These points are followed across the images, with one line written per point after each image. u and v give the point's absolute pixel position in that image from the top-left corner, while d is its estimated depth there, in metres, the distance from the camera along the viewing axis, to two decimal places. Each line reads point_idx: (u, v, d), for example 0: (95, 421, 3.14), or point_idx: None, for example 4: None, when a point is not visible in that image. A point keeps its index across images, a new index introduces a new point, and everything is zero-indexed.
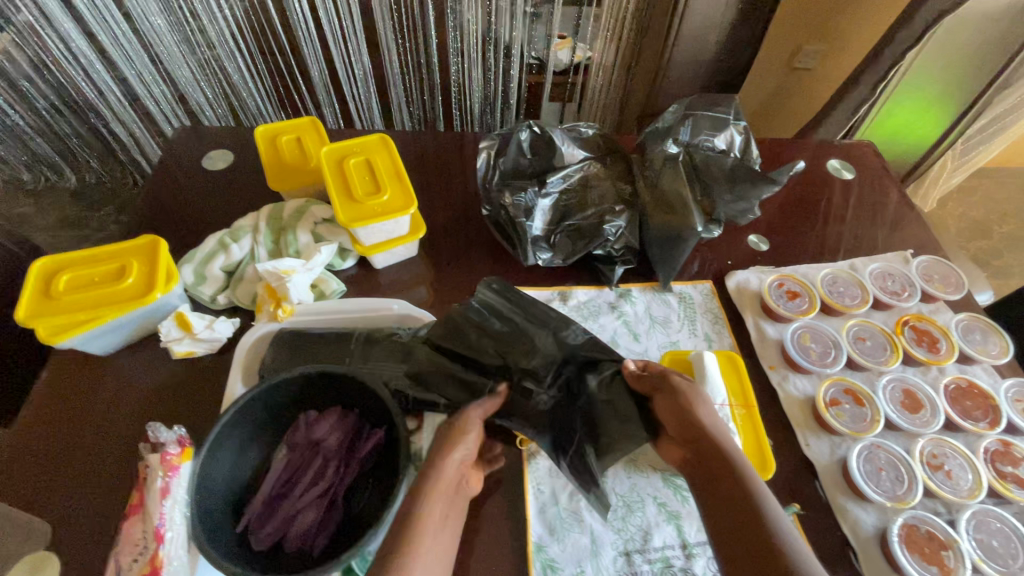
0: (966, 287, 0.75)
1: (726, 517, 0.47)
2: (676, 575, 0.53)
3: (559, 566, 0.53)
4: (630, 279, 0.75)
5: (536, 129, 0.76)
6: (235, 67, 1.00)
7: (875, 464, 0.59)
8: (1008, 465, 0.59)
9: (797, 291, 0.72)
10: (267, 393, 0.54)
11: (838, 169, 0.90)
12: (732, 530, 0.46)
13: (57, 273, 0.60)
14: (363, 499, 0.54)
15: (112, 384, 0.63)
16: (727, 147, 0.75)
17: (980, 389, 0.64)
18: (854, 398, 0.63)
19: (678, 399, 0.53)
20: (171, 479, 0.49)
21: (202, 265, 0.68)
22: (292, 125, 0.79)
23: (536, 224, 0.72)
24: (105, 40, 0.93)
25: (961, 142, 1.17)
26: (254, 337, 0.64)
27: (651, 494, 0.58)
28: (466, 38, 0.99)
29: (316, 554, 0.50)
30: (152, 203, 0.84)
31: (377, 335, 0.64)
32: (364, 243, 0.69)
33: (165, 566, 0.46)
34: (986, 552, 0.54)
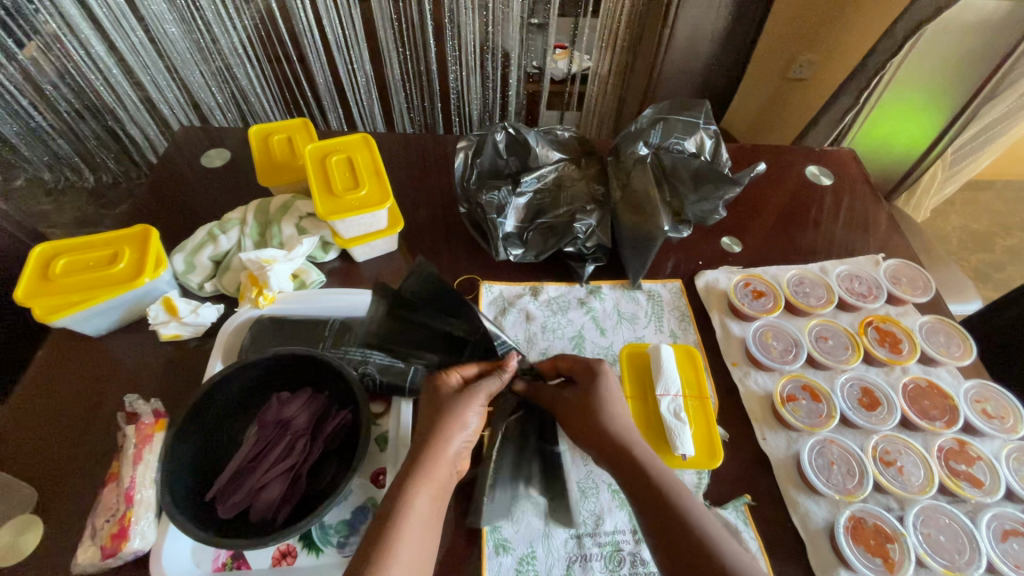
0: (934, 290, 0.76)
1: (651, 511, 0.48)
2: (624, 559, 0.55)
3: (511, 546, 0.55)
4: (601, 276, 0.77)
5: (511, 131, 0.79)
6: (245, 74, 1.04)
7: (827, 458, 0.60)
8: (961, 464, 0.60)
9: (762, 290, 0.74)
10: (241, 371, 0.58)
11: (817, 175, 0.91)
12: (659, 523, 0.48)
13: (55, 258, 0.65)
14: (327, 476, 0.56)
15: (103, 363, 0.67)
16: (697, 150, 0.77)
17: (939, 389, 0.66)
18: (810, 394, 0.65)
19: (589, 394, 0.57)
20: (143, 446, 0.55)
21: (192, 254, 0.72)
22: (284, 126, 0.84)
23: (509, 221, 0.76)
24: (123, 47, 0.97)
25: (952, 152, 1.18)
26: (237, 321, 0.68)
27: (605, 481, 0.60)
28: (464, 47, 1.02)
29: (278, 525, 0.53)
30: (155, 199, 0.89)
31: (350, 323, 0.68)
32: (344, 236, 0.72)
33: (133, 524, 0.51)
34: (933, 547, 0.54)
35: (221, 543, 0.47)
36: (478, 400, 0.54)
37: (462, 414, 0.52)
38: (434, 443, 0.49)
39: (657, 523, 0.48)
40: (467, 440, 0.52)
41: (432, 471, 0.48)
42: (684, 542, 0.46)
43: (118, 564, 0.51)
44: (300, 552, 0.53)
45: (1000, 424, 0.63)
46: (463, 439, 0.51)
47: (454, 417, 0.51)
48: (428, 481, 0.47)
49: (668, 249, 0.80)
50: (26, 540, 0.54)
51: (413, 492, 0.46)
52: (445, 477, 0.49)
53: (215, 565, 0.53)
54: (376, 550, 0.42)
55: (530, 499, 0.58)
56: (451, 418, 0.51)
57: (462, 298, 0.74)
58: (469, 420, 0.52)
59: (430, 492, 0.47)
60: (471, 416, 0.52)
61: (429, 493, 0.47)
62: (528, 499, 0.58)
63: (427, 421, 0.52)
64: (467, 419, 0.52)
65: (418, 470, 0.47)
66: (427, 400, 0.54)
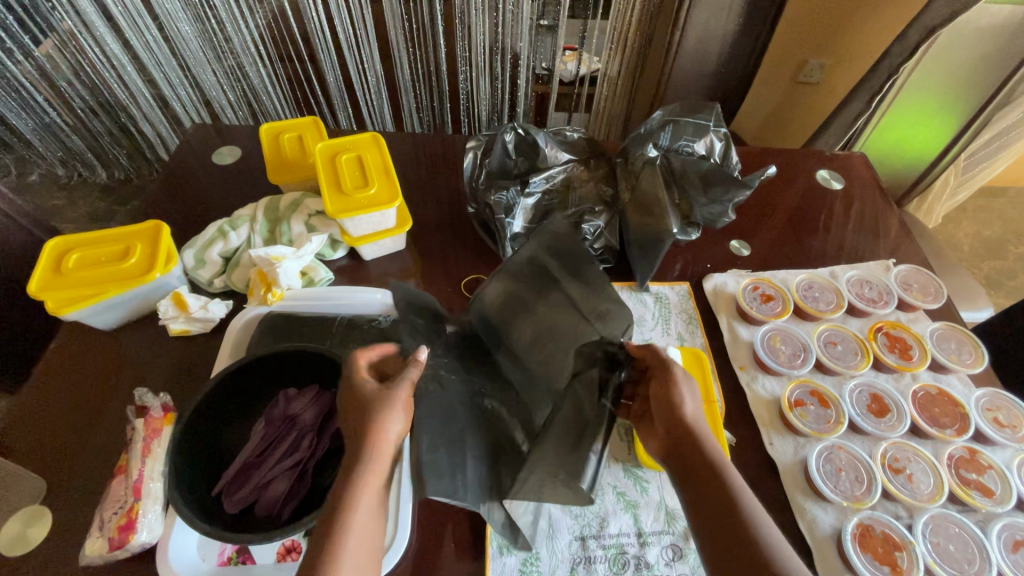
0: (945, 296, 0.75)
1: (707, 508, 0.45)
2: (628, 562, 0.55)
3: (515, 546, 0.55)
4: (609, 278, 0.77)
5: (520, 131, 0.78)
6: (256, 73, 1.05)
7: (835, 464, 0.59)
8: (972, 472, 0.59)
9: (771, 294, 0.74)
10: (250, 367, 0.59)
11: (827, 179, 0.90)
12: (715, 522, 0.44)
13: (68, 252, 0.65)
14: (334, 473, 0.57)
15: (113, 357, 0.67)
16: (707, 152, 0.77)
17: (950, 397, 0.65)
18: (819, 400, 0.64)
19: (668, 386, 0.53)
20: (152, 439, 0.55)
21: (202, 250, 0.73)
22: (295, 124, 0.85)
23: (517, 221, 0.76)
24: (138, 46, 0.98)
25: (964, 157, 1.17)
26: (245, 318, 0.68)
27: (610, 483, 0.59)
28: (475, 47, 1.02)
29: (283, 520, 0.53)
30: (167, 196, 0.90)
31: (357, 321, 0.68)
32: (352, 234, 0.73)
33: (141, 517, 0.51)
34: (942, 556, 0.54)
35: (226, 538, 0.47)
36: (403, 397, 0.50)
37: (389, 410, 0.48)
38: (370, 436, 0.46)
39: (711, 520, 0.45)
40: (400, 434, 0.49)
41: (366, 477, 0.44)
42: (737, 543, 0.43)
43: (124, 556, 0.52)
44: (305, 548, 0.54)
45: (1012, 433, 0.62)
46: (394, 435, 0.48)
47: (386, 409, 0.48)
48: (370, 474, 0.44)
49: (676, 251, 0.80)
50: (35, 530, 0.54)
51: (356, 488, 0.43)
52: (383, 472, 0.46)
53: (220, 559, 0.53)
54: (323, 547, 0.40)
55: None
56: (378, 413, 0.48)
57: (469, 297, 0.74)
58: (392, 414, 0.48)
59: (372, 488, 0.44)
60: (400, 412, 0.49)
61: (374, 491, 0.44)
62: None
63: (359, 415, 0.49)
64: (394, 413, 0.48)
65: (359, 466, 0.45)
66: (348, 396, 0.51)
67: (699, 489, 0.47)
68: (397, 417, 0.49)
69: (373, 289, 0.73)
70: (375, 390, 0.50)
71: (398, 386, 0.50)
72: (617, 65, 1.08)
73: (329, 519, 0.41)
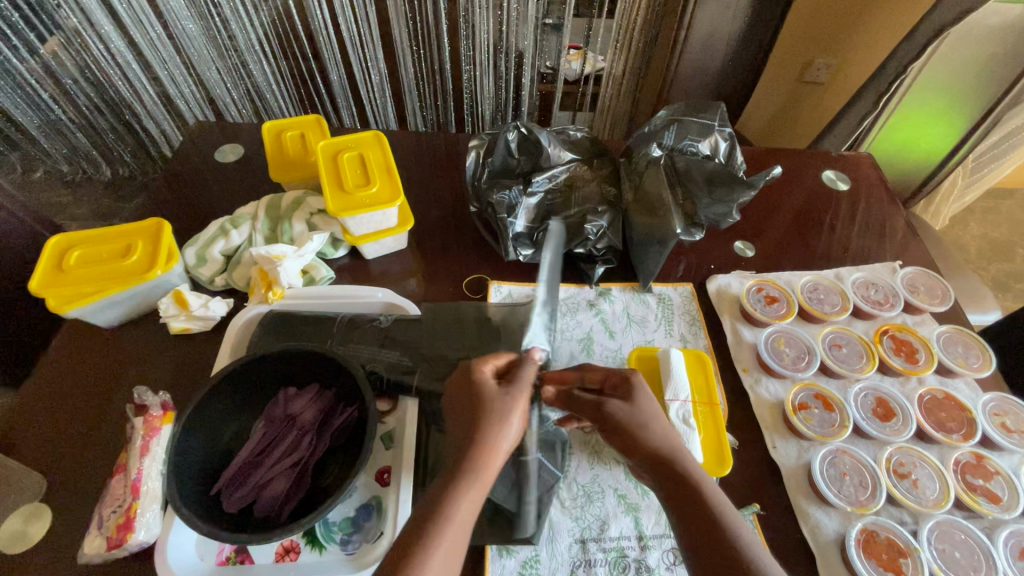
0: (952, 299, 0.74)
1: (696, 529, 0.46)
2: (629, 565, 0.54)
3: (515, 549, 0.55)
4: (612, 279, 0.76)
5: (523, 130, 0.78)
6: (260, 70, 1.05)
7: (839, 469, 0.59)
8: (978, 478, 0.58)
9: (775, 296, 0.73)
10: (250, 366, 0.58)
11: (833, 180, 0.89)
12: (703, 542, 0.45)
13: (70, 249, 0.65)
14: (333, 473, 0.56)
15: (114, 355, 0.67)
16: (712, 152, 0.76)
17: (956, 401, 0.64)
18: (823, 403, 0.63)
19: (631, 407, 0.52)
20: (151, 438, 0.55)
21: (203, 248, 0.73)
22: (297, 122, 0.84)
23: (519, 221, 0.75)
24: (142, 43, 0.98)
25: (972, 158, 1.15)
26: (245, 317, 0.67)
27: (612, 486, 0.59)
28: (479, 46, 1.02)
29: (282, 521, 0.53)
30: (170, 194, 0.90)
31: (358, 320, 0.68)
32: (354, 233, 0.73)
33: (139, 516, 0.51)
34: (948, 563, 0.53)
35: (225, 537, 0.47)
36: (523, 399, 0.49)
37: (507, 412, 0.48)
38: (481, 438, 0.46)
39: (701, 541, 0.45)
40: (512, 440, 0.48)
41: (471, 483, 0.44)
42: (729, 565, 0.43)
43: (123, 555, 0.52)
44: (303, 549, 0.53)
45: (1020, 438, 0.61)
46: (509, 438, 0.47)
47: (498, 411, 0.47)
48: (472, 480, 0.44)
49: (679, 252, 0.79)
50: (36, 528, 0.54)
51: (457, 496, 0.43)
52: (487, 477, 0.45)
53: (219, 559, 0.53)
54: (418, 550, 0.40)
55: None
56: (494, 413, 0.47)
57: (471, 297, 0.74)
58: (510, 417, 0.48)
59: (473, 493, 0.44)
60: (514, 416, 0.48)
61: (473, 496, 0.44)
62: None
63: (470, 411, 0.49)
64: (511, 418, 0.48)
65: (466, 471, 0.44)
66: (467, 392, 0.50)
67: (683, 511, 0.47)
68: (513, 423, 0.48)
69: (374, 289, 0.72)
70: (496, 390, 0.49)
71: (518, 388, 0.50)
72: (621, 64, 1.07)
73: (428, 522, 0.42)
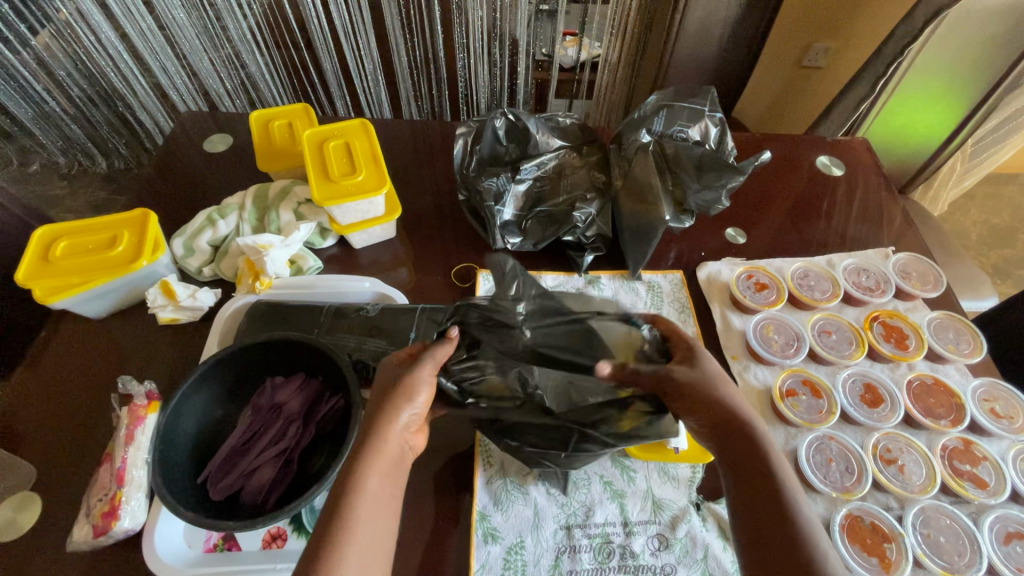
0: (945, 284, 0.73)
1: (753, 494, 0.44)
2: (613, 551, 0.54)
3: (500, 535, 0.55)
4: (601, 267, 0.76)
5: (510, 117, 0.78)
6: (253, 60, 1.04)
7: (825, 455, 0.58)
8: (966, 464, 0.58)
9: (765, 283, 0.73)
10: (236, 356, 0.58)
11: (827, 166, 0.88)
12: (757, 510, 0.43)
13: (56, 241, 0.65)
14: (318, 462, 0.57)
15: (104, 345, 0.67)
16: (702, 138, 0.75)
17: (945, 387, 0.64)
18: (811, 390, 0.63)
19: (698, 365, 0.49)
20: (135, 427, 0.55)
21: (191, 239, 0.72)
22: (285, 111, 0.84)
23: (507, 209, 0.74)
24: (132, 34, 0.97)
25: (972, 143, 1.14)
26: (233, 307, 0.68)
27: (597, 473, 0.59)
28: (472, 33, 1.00)
29: (268, 508, 0.53)
30: (163, 186, 0.89)
31: (346, 309, 0.67)
32: (341, 222, 0.72)
33: (124, 504, 0.52)
34: (932, 548, 0.53)
35: (210, 524, 0.47)
36: (427, 380, 0.48)
37: (406, 393, 0.47)
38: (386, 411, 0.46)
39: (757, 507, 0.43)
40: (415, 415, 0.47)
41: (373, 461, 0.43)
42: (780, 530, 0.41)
43: (111, 542, 0.52)
44: (290, 536, 0.54)
45: (1009, 424, 0.61)
46: (409, 414, 0.47)
47: (404, 388, 0.47)
48: (377, 453, 0.43)
49: (670, 240, 0.79)
50: (26, 516, 0.55)
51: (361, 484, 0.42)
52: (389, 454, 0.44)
53: (206, 546, 0.53)
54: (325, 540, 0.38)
55: (521, 488, 0.58)
56: (398, 390, 0.47)
57: (459, 286, 0.74)
58: (415, 394, 0.47)
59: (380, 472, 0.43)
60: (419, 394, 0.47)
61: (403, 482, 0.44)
62: (519, 487, 0.58)
63: (376, 399, 0.48)
64: (411, 397, 0.47)
65: (366, 449, 0.43)
66: (374, 389, 0.49)
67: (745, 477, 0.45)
68: (415, 404, 0.47)
69: (362, 278, 0.73)
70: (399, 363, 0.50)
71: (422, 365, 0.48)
72: (617, 51, 1.05)
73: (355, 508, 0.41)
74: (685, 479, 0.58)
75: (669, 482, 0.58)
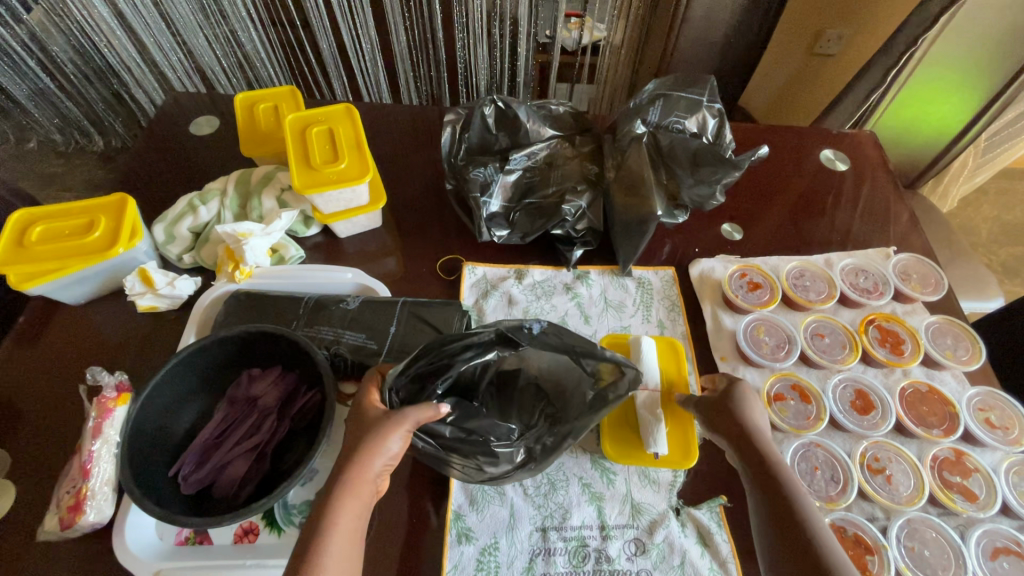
0: (946, 288, 0.71)
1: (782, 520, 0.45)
2: (588, 555, 0.53)
3: (474, 535, 0.54)
4: (591, 261, 0.74)
5: (500, 105, 0.74)
6: (249, 38, 1.01)
7: (811, 463, 0.57)
8: (956, 475, 0.57)
9: (759, 282, 0.70)
10: (210, 348, 0.57)
11: (831, 160, 0.85)
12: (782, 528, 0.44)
13: (31, 226, 0.64)
14: (292, 457, 0.56)
15: (83, 331, 0.67)
16: (699, 130, 0.71)
17: (939, 395, 0.62)
18: (800, 395, 0.61)
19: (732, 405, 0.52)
20: (103, 419, 0.54)
21: (172, 225, 0.71)
22: (271, 94, 0.81)
23: (494, 201, 0.72)
24: (126, 10, 0.94)
25: (985, 138, 1.10)
26: (212, 296, 0.67)
27: (576, 474, 0.58)
28: (471, 14, 0.97)
29: (240, 502, 0.53)
30: (150, 168, 0.87)
31: (326, 299, 0.65)
32: (323, 211, 0.70)
33: (89, 498, 0.51)
34: (914, 561, 0.52)
35: (178, 520, 0.46)
36: (405, 426, 0.47)
37: (378, 440, 0.45)
38: (352, 468, 0.44)
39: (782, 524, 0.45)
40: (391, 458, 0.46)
41: (350, 492, 0.43)
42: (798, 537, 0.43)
43: (78, 533, 0.52)
44: (262, 530, 0.53)
45: (1004, 435, 0.59)
46: (385, 461, 0.46)
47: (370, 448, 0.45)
48: (351, 496, 0.43)
49: (664, 234, 0.76)
50: None
51: (339, 506, 0.42)
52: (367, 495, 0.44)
53: (178, 539, 0.53)
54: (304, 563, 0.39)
55: (497, 489, 0.57)
56: (368, 439, 0.46)
57: (444, 279, 0.72)
58: (390, 440, 0.46)
59: (354, 507, 0.43)
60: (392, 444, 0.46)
61: (355, 510, 0.43)
62: (496, 487, 0.57)
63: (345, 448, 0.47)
64: (387, 442, 0.46)
65: (340, 484, 0.44)
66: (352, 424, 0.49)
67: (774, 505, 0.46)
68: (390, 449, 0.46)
69: (344, 269, 0.71)
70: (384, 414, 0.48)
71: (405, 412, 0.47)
72: (621, 34, 1.02)
73: (314, 525, 0.41)
74: (665, 483, 0.57)
75: (649, 486, 0.57)
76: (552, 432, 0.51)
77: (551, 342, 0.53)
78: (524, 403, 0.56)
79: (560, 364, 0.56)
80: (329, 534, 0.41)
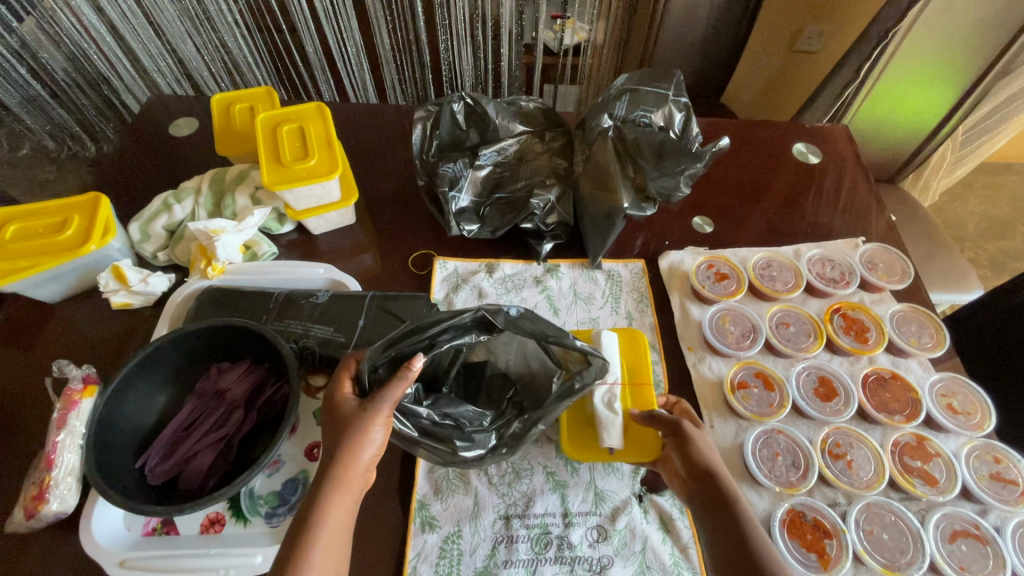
0: (912, 276, 0.71)
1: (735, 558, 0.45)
2: (551, 542, 0.54)
3: (438, 524, 0.54)
4: (562, 255, 0.75)
5: (469, 101, 0.75)
6: (235, 41, 1.01)
7: (772, 450, 0.57)
8: (917, 460, 0.57)
9: (726, 273, 0.71)
10: (176, 341, 0.58)
11: (803, 153, 0.86)
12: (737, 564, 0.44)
13: (6, 224, 0.65)
14: (258, 447, 0.57)
15: (58, 329, 0.68)
16: (666, 124, 0.72)
17: (902, 381, 0.62)
18: (763, 382, 0.62)
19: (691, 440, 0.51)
20: (68, 411, 0.55)
21: (146, 223, 0.72)
22: (248, 95, 0.83)
23: (463, 196, 0.73)
24: (114, 15, 0.93)
25: (964, 131, 1.10)
26: (185, 292, 0.68)
27: (541, 464, 0.58)
28: (453, 16, 0.98)
29: (205, 492, 0.54)
30: (132, 170, 0.88)
31: (295, 294, 0.66)
32: (295, 208, 0.71)
33: (52, 488, 0.52)
34: (873, 545, 0.52)
35: (138, 509, 0.47)
36: (384, 413, 0.47)
37: (363, 434, 0.46)
38: (338, 465, 0.44)
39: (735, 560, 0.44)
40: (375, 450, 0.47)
41: (337, 489, 0.44)
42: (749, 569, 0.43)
43: (44, 525, 0.53)
44: (228, 521, 0.54)
45: (965, 420, 0.60)
46: (371, 452, 0.46)
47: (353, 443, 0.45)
48: (339, 493, 0.44)
49: (635, 227, 0.77)
50: None
51: (326, 504, 0.43)
52: (356, 489, 0.45)
53: (145, 530, 0.53)
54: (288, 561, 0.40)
55: (462, 477, 0.57)
56: (349, 435, 0.45)
57: (416, 274, 0.73)
58: (372, 434, 0.46)
59: (342, 503, 0.44)
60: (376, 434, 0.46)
61: (342, 505, 0.44)
62: (461, 477, 0.58)
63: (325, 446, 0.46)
64: (370, 434, 0.46)
65: (329, 482, 0.44)
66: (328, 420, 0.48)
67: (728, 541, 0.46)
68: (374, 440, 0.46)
69: (316, 264, 0.72)
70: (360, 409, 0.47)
71: (379, 401, 0.46)
72: (604, 33, 1.03)
73: (300, 521, 0.42)
74: (628, 471, 0.58)
75: (612, 474, 0.58)
76: (520, 420, 0.52)
77: (526, 329, 0.55)
78: (493, 391, 0.58)
79: (524, 357, 0.58)
80: (315, 530, 0.42)
